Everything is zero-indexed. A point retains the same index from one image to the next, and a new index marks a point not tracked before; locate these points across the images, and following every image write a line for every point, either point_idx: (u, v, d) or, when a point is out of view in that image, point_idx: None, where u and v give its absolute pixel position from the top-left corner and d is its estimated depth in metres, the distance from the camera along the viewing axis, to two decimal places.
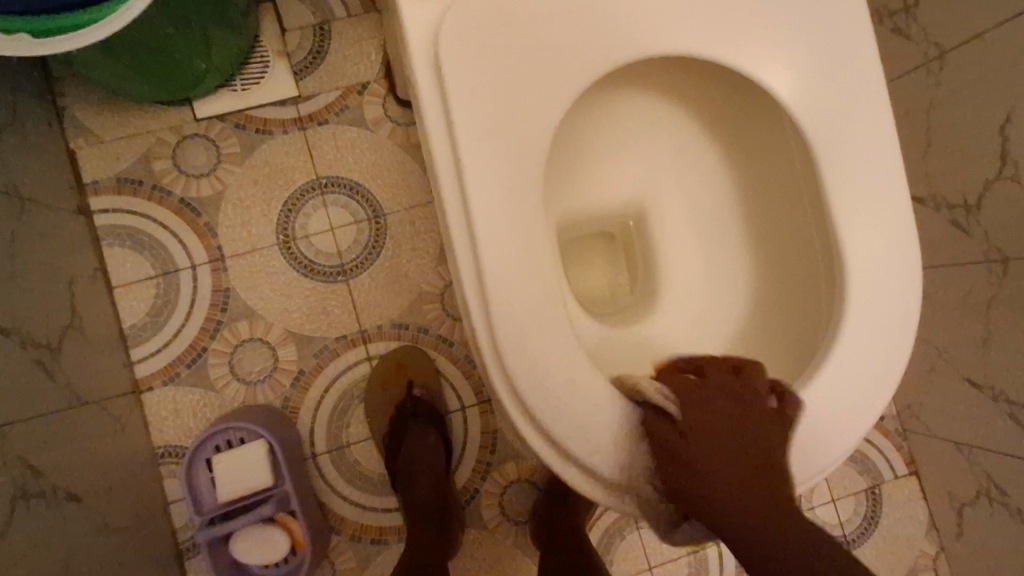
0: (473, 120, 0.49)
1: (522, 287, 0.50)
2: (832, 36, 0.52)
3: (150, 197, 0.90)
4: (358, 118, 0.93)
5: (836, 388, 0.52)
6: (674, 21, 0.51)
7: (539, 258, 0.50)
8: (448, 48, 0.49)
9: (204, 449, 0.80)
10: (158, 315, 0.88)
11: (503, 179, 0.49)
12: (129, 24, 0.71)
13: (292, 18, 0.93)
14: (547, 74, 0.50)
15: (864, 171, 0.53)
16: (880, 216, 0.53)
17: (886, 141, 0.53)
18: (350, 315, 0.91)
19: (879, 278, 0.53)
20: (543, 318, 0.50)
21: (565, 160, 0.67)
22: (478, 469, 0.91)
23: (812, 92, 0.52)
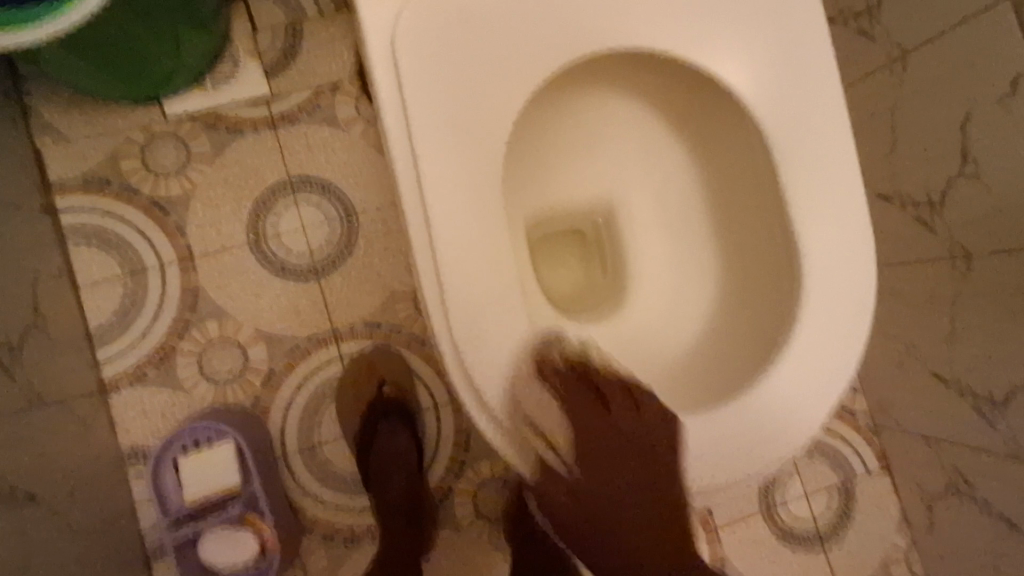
0: (430, 116, 0.49)
1: (478, 283, 0.50)
2: (789, 33, 0.52)
3: (117, 196, 0.89)
4: (330, 117, 0.93)
5: (792, 380, 0.54)
6: (632, 18, 0.51)
7: (497, 255, 0.50)
8: (402, 43, 0.48)
9: (171, 450, 0.79)
10: (126, 315, 0.88)
11: (459, 176, 0.49)
12: (96, 22, 0.70)
13: (262, 16, 0.92)
14: (506, 71, 0.50)
15: (819, 166, 0.53)
16: (838, 213, 0.54)
17: (843, 137, 0.53)
18: (322, 315, 0.90)
19: (835, 271, 0.54)
20: (500, 314, 0.51)
21: (531, 152, 0.67)
22: (451, 469, 0.90)
23: (768, 88, 0.53)
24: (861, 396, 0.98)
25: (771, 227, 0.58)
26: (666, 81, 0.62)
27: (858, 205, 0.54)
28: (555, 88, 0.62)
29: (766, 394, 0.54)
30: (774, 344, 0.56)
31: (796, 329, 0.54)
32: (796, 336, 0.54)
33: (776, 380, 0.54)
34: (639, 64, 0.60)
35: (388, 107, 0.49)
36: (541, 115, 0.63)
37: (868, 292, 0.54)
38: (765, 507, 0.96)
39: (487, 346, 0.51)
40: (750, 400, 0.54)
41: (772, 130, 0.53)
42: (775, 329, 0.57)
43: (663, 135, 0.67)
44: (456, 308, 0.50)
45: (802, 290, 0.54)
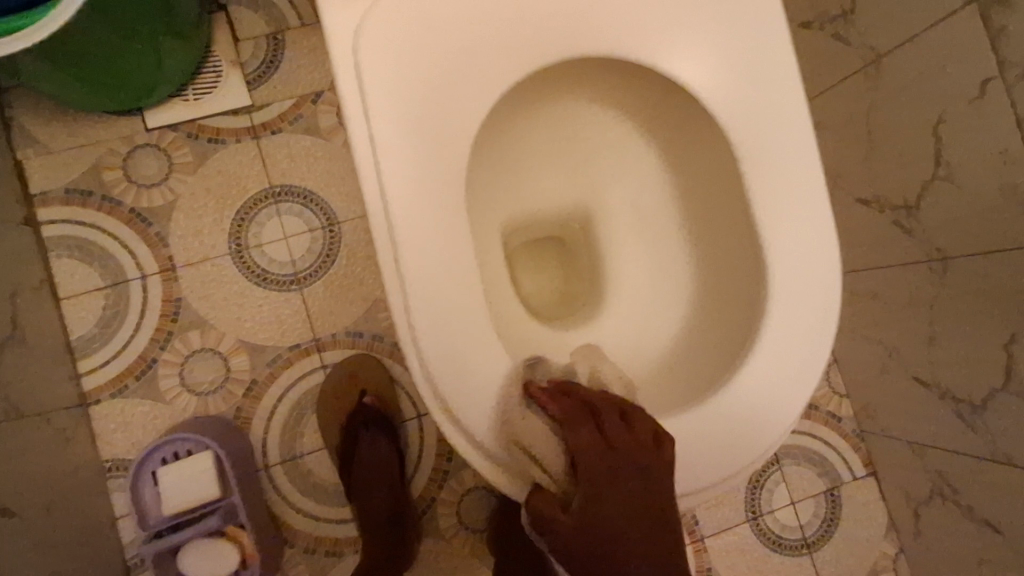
0: (394, 125, 0.50)
1: (443, 290, 0.51)
2: (747, 43, 0.54)
3: (99, 207, 0.89)
4: (312, 127, 0.93)
5: (760, 383, 0.54)
6: (593, 31, 0.53)
7: (464, 261, 0.51)
8: (368, 52, 0.49)
9: (151, 461, 0.80)
10: (107, 326, 0.88)
11: (425, 183, 0.50)
12: (79, 38, 0.71)
13: (245, 27, 0.93)
14: (471, 81, 0.51)
15: (781, 170, 0.54)
16: (800, 217, 0.55)
17: (802, 144, 0.55)
18: (305, 324, 0.90)
19: (800, 273, 0.54)
20: (467, 321, 0.51)
21: (504, 158, 0.67)
22: (434, 478, 0.90)
23: (728, 95, 0.54)
24: (847, 401, 0.98)
25: (738, 233, 0.59)
26: (636, 88, 0.62)
27: (818, 211, 0.55)
28: (525, 96, 0.62)
29: (735, 397, 0.54)
30: (742, 347, 0.56)
31: (765, 332, 0.54)
32: (764, 339, 0.54)
33: (745, 383, 0.54)
34: (608, 71, 0.60)
35: (353, 117, 0.50)
36: (513, 121, 0.64)
37: (834, 296, 0.55)
38: (751, 513, 0.95)
39: (455, 353, 0.51)
40: (718, 403, 0.54)
41: (731, 136, 0.54)
42: (743, 332, 0.57)
43: (635, 141, 0.68)
44: (421, 315, 0.50)
45: (769, 293, 0.54)
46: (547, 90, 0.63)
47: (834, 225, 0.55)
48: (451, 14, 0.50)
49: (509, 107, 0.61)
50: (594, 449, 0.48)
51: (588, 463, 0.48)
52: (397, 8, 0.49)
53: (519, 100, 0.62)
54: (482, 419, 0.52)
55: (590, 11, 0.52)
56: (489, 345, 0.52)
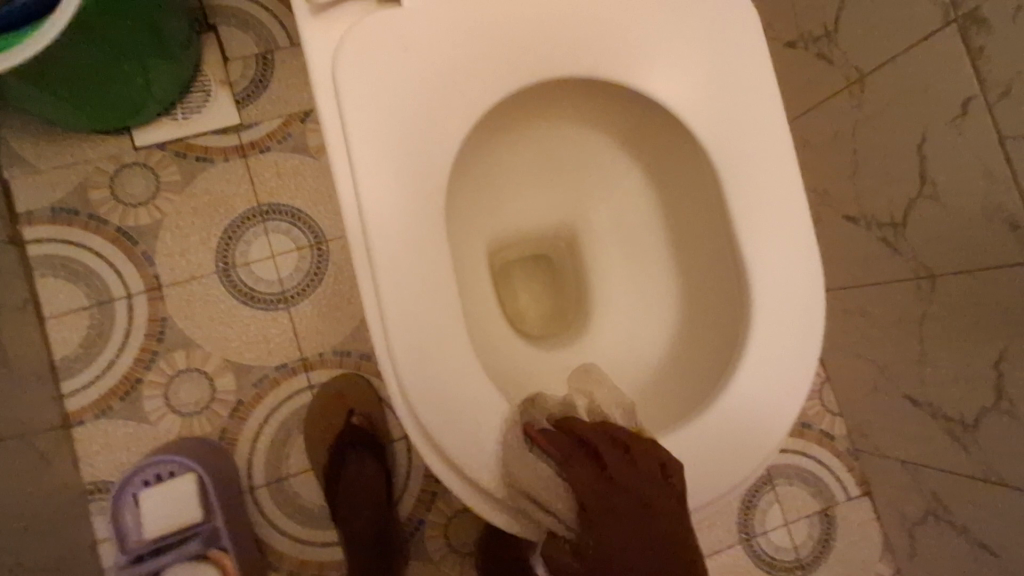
0: (371, 143, 0.49)
1: (422, 310, 0.50)
2: (725, 63, 0.54)
3: (86, 226, 0.89)
4: (301, 145, 0.93)
5: (745, 402, 0.53)
6: (571, 52, 0.53)
7: (443, 281, 0.51)
8: (346, 72, 0.49)
9: (133, 483, 0.79)
10: (91, 346, 0.87)
11: (404, 201, 0.50)
12: (69, 61, 0.72)
13: (234, 47, 0.93)
14: (450, 99, 0.51)
15: (761, 187, 0.54)
16: (782, 236, 0.54)
17: (782, 162, 0.54)
18: (291, 343, 0.89)
19: (782, 291, 0.54)
20: (447, 342, 0.51)
21: (486, 177, 0.67)
22: (422, 499, 0.89)
23: (707, 113, 0.54)
24: (839, 419, 0.97)
25: (721, 251, 0.59)
26: (618, 108, 0.62)
27: (801, 229, 0.54)
28: (506, 116, 0.62)
29: (720, 416, 0.53)
30: (726, 366, 0.56)
31: (748, 350, 0.54)
32: (748, 359, 0.54)
33: (731, 402, 0.53)
34: (587, 91, 0.61)
35: (332, 137, 0.51)
36: (496, 141, 0.64)
37: (817, 313, 0.54)
38: (744, 534, 0.94)
39: (436, 375, 0.50)
40: (704, 422, 0.53)
41: (710, 155, 0.55)
42: (728, 351, 0.57)
43: (619, 161, 0.68)
44: (400, 336, 0.50)
45: (751, 310, 0.54)
46: (529, 111, 0.63)
47: (816, 242, 0.55)
48: (429, 35, 0.50)
49: (492, 127, 0.62)
50: (593, 486, 0.48)
51: (585, 495, 0.48)
52: (375, 29, 0.50)
53: (498, 121, 0.62)
54: (463, 440, 0.51)
55: (568, 32, 0.53)
56: (470, 366, 0.51)
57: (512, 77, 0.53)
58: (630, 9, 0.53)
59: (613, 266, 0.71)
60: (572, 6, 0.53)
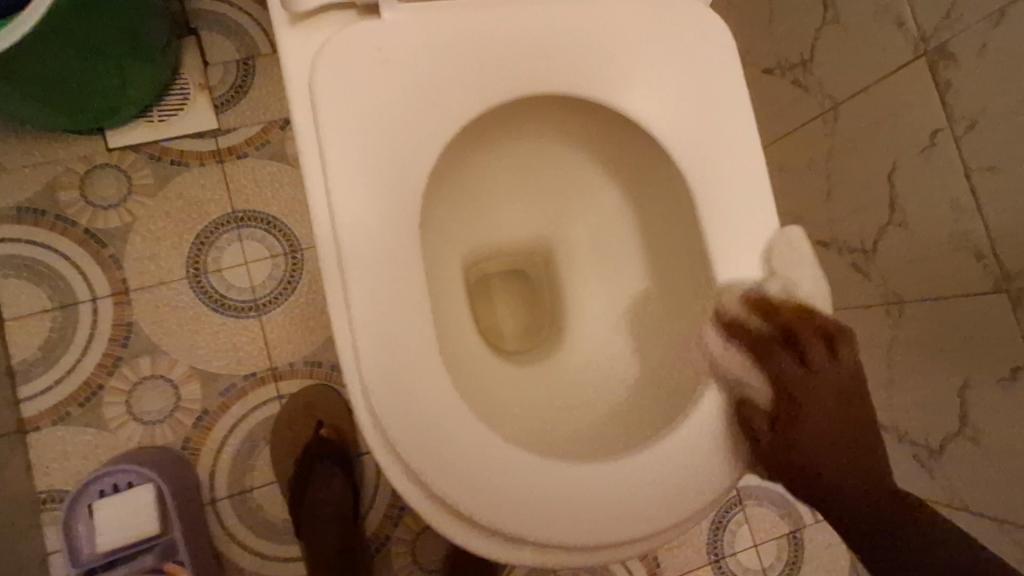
0: (344, 153, 0.49)
1: (392, 323, 0.49)
2: (702, 88, 0.55)
3: (52, 227, 0.87)
4: (279, 153, 0.92)
5: (713, 423, 0.54)
6: (551, 69, 0.54)
7: (413, 294, 0.50)
8: (321, 80, 0.49)
9: (88, 493, 0.76)
10: (52, 351, 0.84)
11: (376, 212, 0.49)
12: (44, 61, 0.70)
13: (215, 51, 0.92)
14: (427, 112, 0.51)
15: (734, 210, 0.55)
16: (754, 261, 0.55)
17: (756, 188, 0.55)
18: (261, 353, 0.88)
19: None
20: (416, 356, 0.50)
21: (463, 190, 0.67)
22: (390, 514, 0.87)
23: (683, 135, 0.55)
24: None
25: (693, 272, 0.59)
26: (596, 128, 0.63)
27: (776, 255, 0.55)
28: (485, 131, 0.62)
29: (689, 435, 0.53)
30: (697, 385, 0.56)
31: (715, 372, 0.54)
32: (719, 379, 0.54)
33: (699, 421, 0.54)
34: (567, 109, 0.61)
35: (305, 143, 0.50)
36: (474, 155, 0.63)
37: None
38: (713, 556, 0.94)
39: (404, 388, 0.49)
40: (672, 440, 0.53)
41: (685, 176, 0.55)
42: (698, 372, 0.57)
43: (597, 180, 0.68)
44: (367, 349, 0.49)
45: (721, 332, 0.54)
46: (510, 127, 0.63)
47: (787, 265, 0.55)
48: (408, 48, 0.50)
49: (470, 142, 0.61)
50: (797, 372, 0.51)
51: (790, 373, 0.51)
52: (353, 38, 0.49)
53: (475, 136, 0.62)
54: (424, 452, 0.50)
55: (549, 49, 0.53)
56: (439, 381, 0.50)
57: (493, 94, 0.53)
58: (610, 29, 0.54)
59: (590, 285, 0.71)
60: (553, 24, 0.53)
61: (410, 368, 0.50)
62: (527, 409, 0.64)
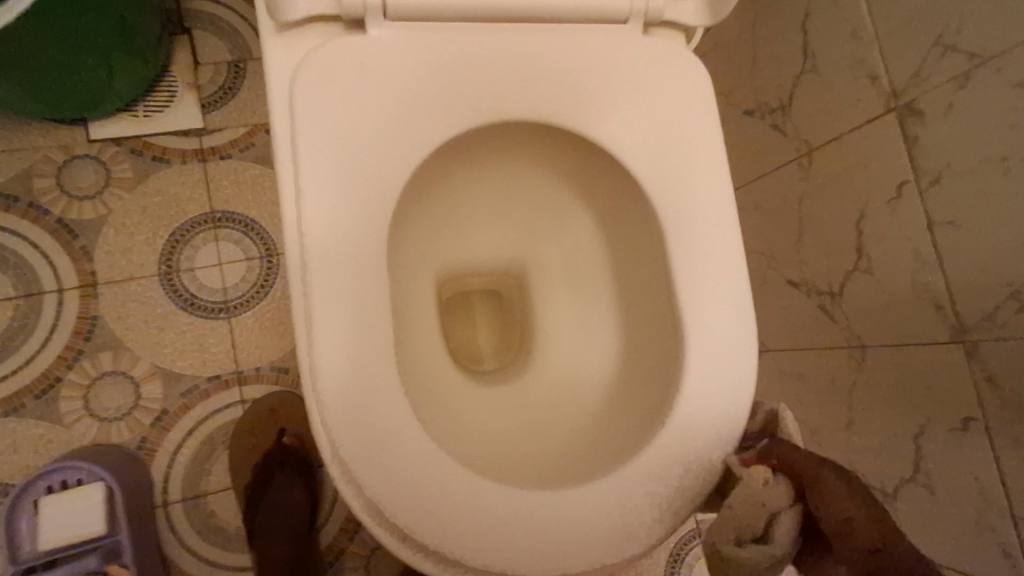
0: (319, 161, 0.49)
1: (354, 336, 0.49)
2: (678, 125, 0.56)
3: (24, 214, 0.85)
4: (262, 156, 0.92)
5: (671, 454, 0.54)
6: (530, 94, 0.55)
7: (377, 306, 0.50)
8: (300, 89, 0.49)
9: (34, 489, 0.74)
10: (11, 339, 0.83)
11: (345, 222, 0.50)
12: (31, 48, 0.70)
13: (206, 51, 0.92)
14: (406, 127, 0.52)
15: (701, 244, 0.56)
16: (719, 295, 0.56)
17: (725, 224, 0.56)
18: (228, 355, 0.87)
19: (716, 349, 0.55)
20: (375, 372, 0.50)
21: (439, 207, 0.67)
22: (346, 529, 0.86)
23: (656, 167, 0.56)
24: None
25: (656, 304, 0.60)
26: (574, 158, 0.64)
27: (741, 291, 0.56)
28: (464, 151, 0.63)
29: (650, 459, 0.54)
30: (658, 416, 0.57)
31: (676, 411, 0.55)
32: (680, 406, 0.55)
33: (660, 444, 0.54)
34: (547, 138, 0.62)
35: (280, 147, 0.50)
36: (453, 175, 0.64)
37: (749, 372, 0.55)
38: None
39: (362, 403, 0.49)
40: (628, 477, 0.53)
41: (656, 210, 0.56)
42: (659, 401, 0.58)
43: (573, 208, 0.69)
44: (325, 361, 0.49)
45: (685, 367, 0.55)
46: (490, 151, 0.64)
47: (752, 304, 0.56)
48: (391, 64, 0.51)
49: (450, 162, 0.62)
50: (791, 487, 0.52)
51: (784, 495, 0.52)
52: (336, 51, 0.50)
53: (455, 157, 0.63)
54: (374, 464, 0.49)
55: (531, 74, 0.55)
56: (398, 399, 0.50)
57: (471, 115, 0.54)
58: (592, 60, 0.55)
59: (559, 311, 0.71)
60: (537, 51, 0.54)
61: (369, 383, 0.50)
62: (488, 430, 0.64)
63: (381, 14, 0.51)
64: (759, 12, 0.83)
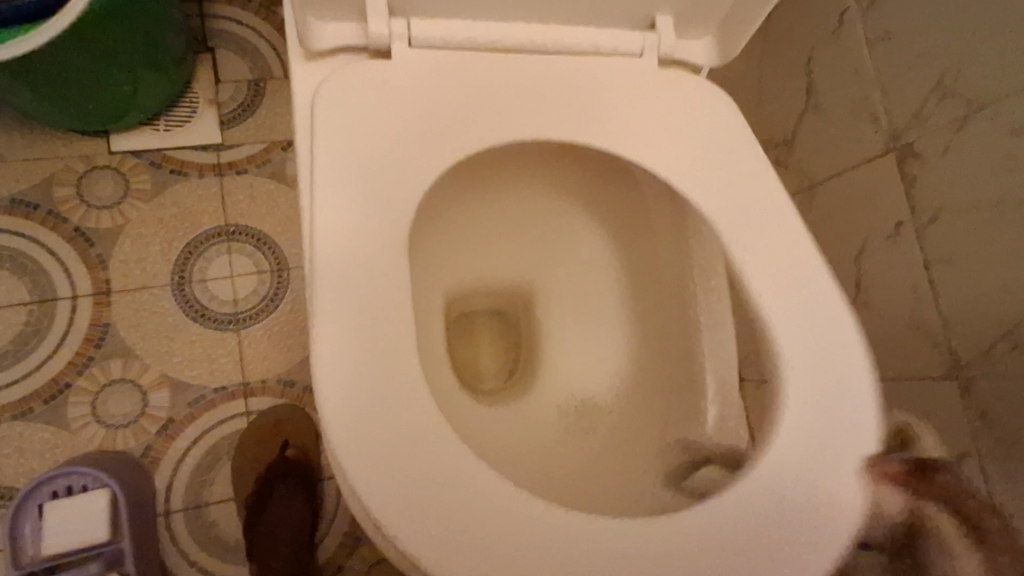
0: (335, 169, 0.51)
1: (370, 336, 0.49)
2: (705, 143, 0.57)
3: (43, 222, 0.87)
4: (277, 172, 0.94)
5: (782, 480, 0.49)
6: (551, 110, 0.56)
7: (391, 310, 0.50)
8: (323, 101, 0.52)
9: (39, 494, 0.75)
10: (24, 343, 0.84)
11: (357, 227, 0.51)
12: (61, 61, 0.73)
13: (228, 70, 0.95)
14: (423, 141, 0.54)
15: (763, 257, 0.54)
16: (802, 307, 0.53)
17: (780, 239, 0.55)
18: (235, 366, 0.88)
19: (817, 367, 0.52)
20: (390, 374, 0.48)
21: (456, 225, 0.70)
22: (345, 543, 0.86)
23: (688, 180, 0.56)
24: None
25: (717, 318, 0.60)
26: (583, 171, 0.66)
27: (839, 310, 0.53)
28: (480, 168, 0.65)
29: (757, 484, 0.49)
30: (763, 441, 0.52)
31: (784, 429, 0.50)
32: (792, 415, 0.51)
33: (777, 455, 0.50)
34: (571, 164, 0.66)
35: (301, 156, 0.53)
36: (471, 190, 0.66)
37: (861, 395, 0.51)
38: None
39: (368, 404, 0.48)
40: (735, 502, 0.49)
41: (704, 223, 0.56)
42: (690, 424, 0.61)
43: (585, 234, 0.73)
44: (327, 358, 0.48)
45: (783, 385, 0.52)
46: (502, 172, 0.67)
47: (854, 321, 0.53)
48: (409, 87, 0.54)
49: (465, 180, 0.64)
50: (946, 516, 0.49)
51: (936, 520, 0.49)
52: (358, 70, 0.53)
53: (479, 175, 0.66)
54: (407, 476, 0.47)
55: (551, 91, 0.56)
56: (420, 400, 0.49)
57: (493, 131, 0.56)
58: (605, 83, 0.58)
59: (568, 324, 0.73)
60: (555, 72, 0.57)
61: None
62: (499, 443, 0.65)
63: (406, 42, 0.55)
64: (766, 51, 0.86)
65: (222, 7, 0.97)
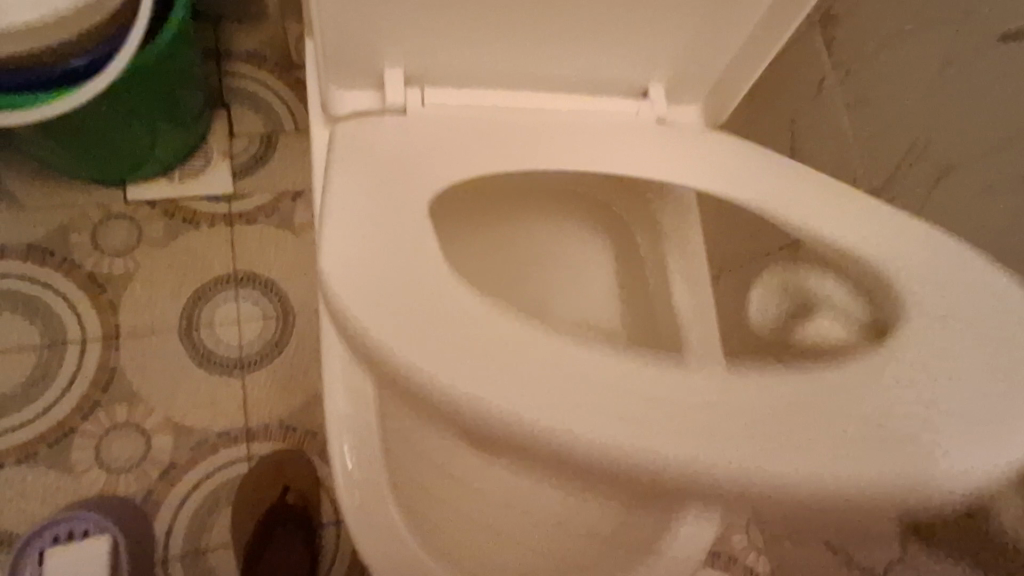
0: (355, 164, 0.51)
1: (398, 263, 0.43)
2: (713, 160, 0.59)
3: (58, 267, 0.90)
4: (286, 221, 0.97)
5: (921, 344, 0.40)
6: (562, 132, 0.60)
7: (424, 244, 0.45)
8: (346, 129, 0.56)
9: (42, 537, 0.79)
10: (32, 386, 0.86)
11: (373, 195, 0.48)
12: (91, 114, 0.77)
13: (242, 124, 1.00)
14: (444, 158, 0.55)
15: (831, 214, 0.52)
16: (872, 221, 0.50)
17: (834, 201, 0.53)
18: (238, 411, 0.89)
19: (912, 256, 0.47)
20: (431, 298, 0.41)
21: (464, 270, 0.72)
22: None
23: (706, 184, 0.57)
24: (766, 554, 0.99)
25: None
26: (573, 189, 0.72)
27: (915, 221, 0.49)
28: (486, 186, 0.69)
29: (894, 362, 0.39)
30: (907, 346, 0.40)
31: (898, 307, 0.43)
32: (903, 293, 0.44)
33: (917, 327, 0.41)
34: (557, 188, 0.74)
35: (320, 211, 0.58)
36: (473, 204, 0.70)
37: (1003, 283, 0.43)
38: None
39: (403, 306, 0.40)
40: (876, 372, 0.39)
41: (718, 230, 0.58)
42: None
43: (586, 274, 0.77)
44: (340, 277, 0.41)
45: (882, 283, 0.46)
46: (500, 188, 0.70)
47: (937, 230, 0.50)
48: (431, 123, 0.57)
49: (468, 190, 0.67)
50: None
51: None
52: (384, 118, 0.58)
53: (476, 210, 0.72)
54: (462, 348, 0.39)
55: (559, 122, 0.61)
56: (463, 311, 0.41)
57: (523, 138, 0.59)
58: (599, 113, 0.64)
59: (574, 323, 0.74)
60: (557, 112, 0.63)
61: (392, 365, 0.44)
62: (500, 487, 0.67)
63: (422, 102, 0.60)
64: (755, 111, 0.91)
65: (241, 65, 1.02)
